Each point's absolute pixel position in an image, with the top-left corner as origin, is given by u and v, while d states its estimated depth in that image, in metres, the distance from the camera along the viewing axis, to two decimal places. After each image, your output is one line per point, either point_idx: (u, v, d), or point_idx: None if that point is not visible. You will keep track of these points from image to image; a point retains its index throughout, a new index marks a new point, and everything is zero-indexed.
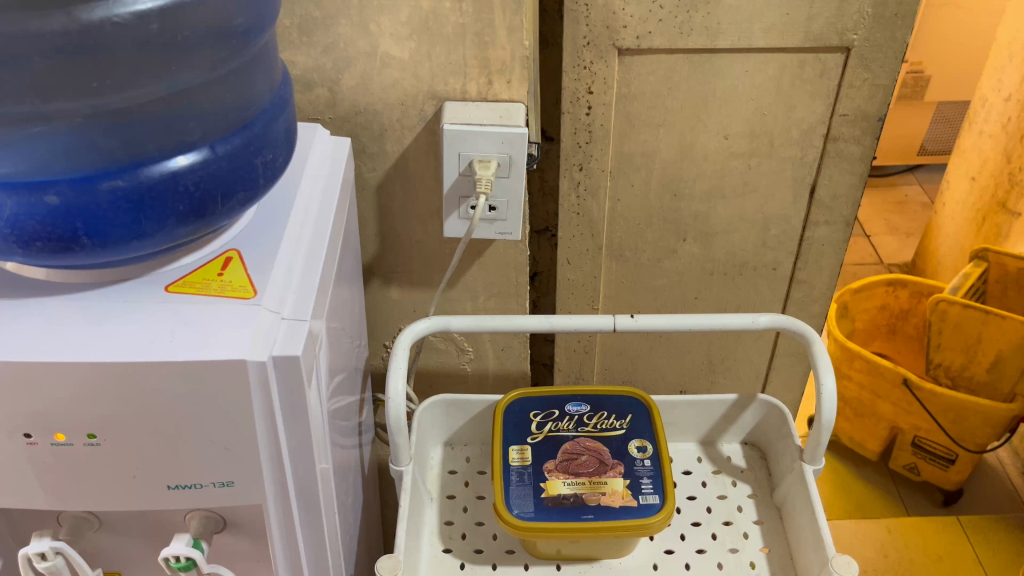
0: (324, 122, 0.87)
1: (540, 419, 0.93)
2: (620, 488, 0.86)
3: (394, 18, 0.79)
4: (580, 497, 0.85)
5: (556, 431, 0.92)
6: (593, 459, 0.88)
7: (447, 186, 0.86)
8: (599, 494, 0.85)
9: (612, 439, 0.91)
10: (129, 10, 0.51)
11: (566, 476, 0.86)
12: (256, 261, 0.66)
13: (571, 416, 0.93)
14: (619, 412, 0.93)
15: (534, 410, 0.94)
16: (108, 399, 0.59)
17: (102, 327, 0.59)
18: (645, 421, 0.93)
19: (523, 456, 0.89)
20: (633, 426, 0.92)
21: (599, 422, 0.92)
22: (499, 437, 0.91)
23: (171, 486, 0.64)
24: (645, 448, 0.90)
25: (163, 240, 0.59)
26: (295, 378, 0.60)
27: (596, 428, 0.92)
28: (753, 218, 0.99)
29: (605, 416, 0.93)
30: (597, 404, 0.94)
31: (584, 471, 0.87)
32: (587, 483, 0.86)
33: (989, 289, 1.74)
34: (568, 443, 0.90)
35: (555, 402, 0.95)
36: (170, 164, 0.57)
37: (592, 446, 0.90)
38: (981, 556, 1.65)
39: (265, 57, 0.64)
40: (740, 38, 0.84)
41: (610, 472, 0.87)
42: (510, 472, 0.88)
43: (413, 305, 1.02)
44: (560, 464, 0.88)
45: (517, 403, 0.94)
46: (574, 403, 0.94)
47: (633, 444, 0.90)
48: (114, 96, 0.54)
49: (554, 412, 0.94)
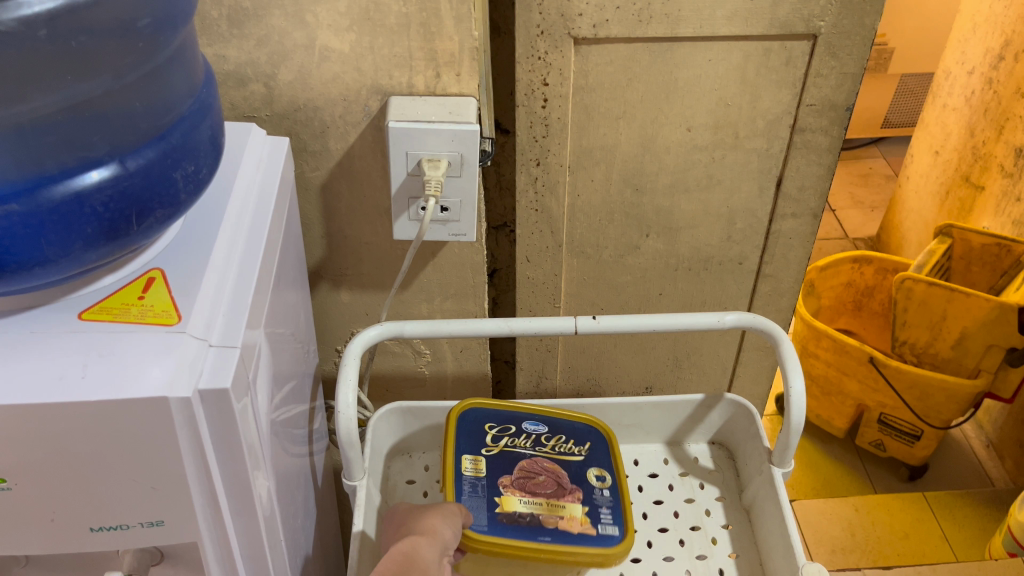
0: (260, 119, 0.81)
1: (495, 432, 0.88)
2: (579, 514, 0.82)
3: (332, 8, 0.73)
4: (536, 517, 0.81)
5: (511, 447, 0.87)
6: (551, 480, 0.85)
7: (396, 186, 0.81)
8: (557, 518, 0.81)
9: (570, 466, 0.87)
10: (13, 16, 0.45)
11: (521, 494, 0.83)
12: (182, 281, 0.60)
13: (528, 434, 0.89)
14: (578, 437, 0.90)
15: (489, 422, 0.89)
16: (15, 441, 0.53)
17: (5, 364, 0.53)
18: (604, 450, 0.90)
19: (476, 468, 0.85)
20: (592, 454, 0.89)
21: (558, 445, 0.89)
22: (451, 449, 0.86)
23: (94, 528, 0.59)
24: (604, 478, 0.87)
25: (71, 265, 0.54)
26: (225, 411, 0.55)
27: (553, 451, 0.88)
28: (718, 211, 0.95)
29: (564, 440, 0.90)
30: (556, 428, 0.91)
31: (542, 492, 0.83)
32: (544, 504, 0.82)
33: (953, 265, 1.73)
34: (524, 460, 0.86)
35: (513, 418, 0.90)
36: (75, 183, 0.51)
37: (550, 468, 0.86)
38: (947, 531, 1.66)
39: (183, 58, 0.58)
40: (702, 25, 0.80)
41: (569, 497, 0.84)
42: (462, 482, 0.83)
43: (364, 308, 0.97)
44: (516, 481, 0.84)
45: (471, 413, 0.89)
46: (532, 423, 0.90)
47: (592, 472, 0.87)
48: (2, 112, 0.47)
49: (510, 428, 0.89)
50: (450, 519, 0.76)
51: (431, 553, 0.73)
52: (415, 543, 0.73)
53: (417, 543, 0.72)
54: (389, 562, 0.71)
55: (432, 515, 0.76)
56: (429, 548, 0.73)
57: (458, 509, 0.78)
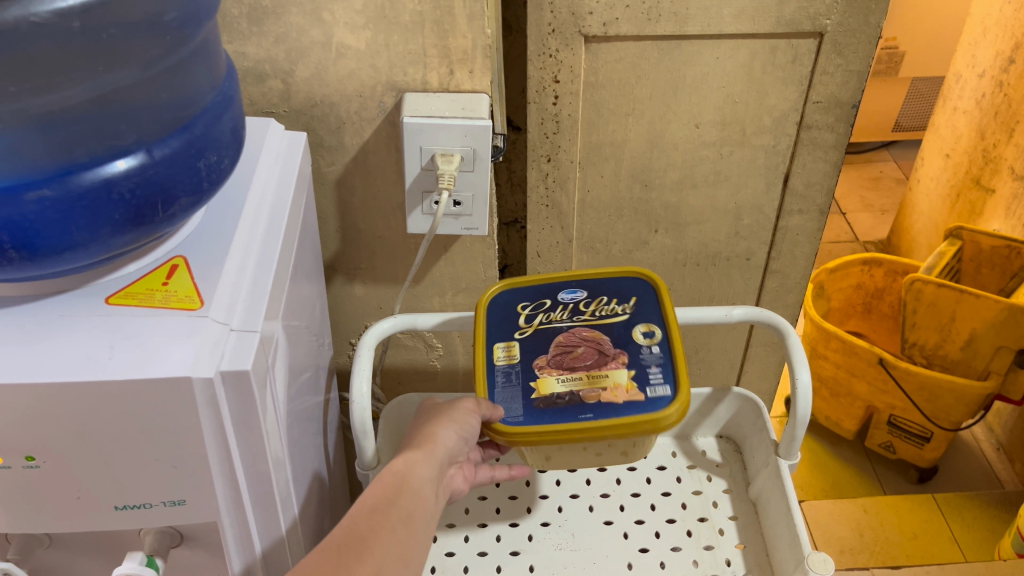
0: (278, 115, 0.83)
1: (529, 311, 0.79)
2: (624, 380, 0.72)
3: (348, 6, 0.75)
4: (576, 395, 0.72)
5: (547, 323, 0.78)
6: (592, 351, 0.75)
7: (410, 181, 0.83)
8: (599, 390, 0.72)
9: (614, 327, 0.77)
10: (48, 8, 0.47)
11: (559, 372, 0.73)
12: (204, 268, 0.62)
13: (564, 305, 0.79)
14: (620, 296, 0.79)
15: (522, 303, 0.80)
16: (45, 419, 0.55)
17: (36, 345, 0.56)
18: (652, 305, 0.78)
19: (509, 354, 0.76)
20: (637, 309, 0.78)
21: (599, 308, 0.78)
22: (480, 334, 0.77)
23: (118, 507, 0.61)
24: (652, 333, 0.76)
25: (99, 250, 0.56)
26: (245, 392, 0.57)
27: (595, 314, 0.78)
28: (725, 208, 0.97)
29: (604, 302, 0.79)
30: (595, 290, 0.80)
31: (581, 365, 0.74)
32: (585, 378, 0.73)
33: (963, 266, 1.73)
34: (562, 334, 0.76)
35: (547, 291, 0.81)
36: (104, 170, 0.54)
37: (590, 336, 0.76)
38: (957, 532, 1.66)
39: (207, 52, 0.61)
40: (710, 24, 0.81)
41: (611, 364, 0.73)
42: (495, 371, 0.75)
43: (378, 301, 1.00)
44: (553, 360, 0.75)
45: (502, 293, 0.81)
46: (568, 291, 0.80)
47: (638, 330, 0.76)
48: (34, 100, 0.49)
49: (545, 304, 0.80)
50: (456, 424, 0.70)
51: (425, 473, 0.66)
52: (414, 456, 0.67)
53: (413, 461, 0.67)
54: (378, 486, 0.64)
55: (439, 422, 0.70)
56: (425, 466, 0.67)
57: (468, 406, 0.71)
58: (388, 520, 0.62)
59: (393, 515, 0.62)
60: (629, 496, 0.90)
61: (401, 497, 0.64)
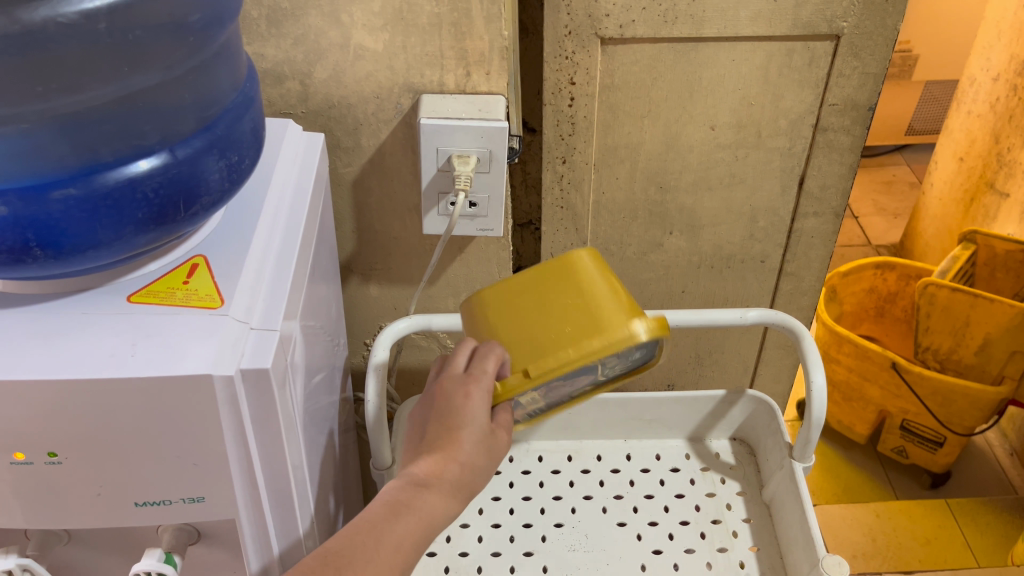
0: (296, 116, 0.84)
1: (605, 366, 0.69)
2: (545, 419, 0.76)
3: (367, 8, 0.75)
4: (526, 416, 0.75)
5: (591, 383, 0.70)
6: (568, 399, 0.73)
7: (426, 182, 0.83)
8: (536, 420, 0.75)
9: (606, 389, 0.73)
10: (75, 10, 0.48)
11: (545, 413, 0.74)
12: (224, 268, 0.63)
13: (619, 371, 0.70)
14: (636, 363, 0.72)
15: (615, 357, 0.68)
16: (68, 416, 0.56)
17: (59, 343, 0.56)
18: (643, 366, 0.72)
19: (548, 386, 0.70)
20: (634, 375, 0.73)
21: (612, 375, 0.71)
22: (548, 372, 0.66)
23: (138, 503, 0.62)
24: (580, 378, 0.74)
25: (122, 249, 0.57)
26: (265, 391, 0.58)
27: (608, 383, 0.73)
28: (740, 210, 0.97)
29: (620, 367, 0.71)
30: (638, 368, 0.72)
31: (552, 407, 0.74)
32: (541, 411, 0.74)
33: (977, 271, 1.72)
34: (579, 398, 0.72)
35: (623, 369, 0.70)
36: (128, 170, 0.54)
37: (583, 399, 0.73)
38: (970, 538, 1.65)
39: (229, 53, 0.61)
40: (726, 26, 0.82)
41: (559, 406, 0.75)
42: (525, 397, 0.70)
43: (393, 302, 1.00)
44: (555, 406, 0.73)
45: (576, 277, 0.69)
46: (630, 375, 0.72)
47: (585, 383, 0.74)
48: (61, 100, 0.50)
49: (619, 365, 0.69)
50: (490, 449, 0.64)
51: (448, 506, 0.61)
52: (443, 481, 0.61)
53: (445, 492, 0.61)
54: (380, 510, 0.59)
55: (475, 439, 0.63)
56: (439, 493, 0.60)
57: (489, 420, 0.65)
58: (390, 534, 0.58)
59: (401, 547, 0.58)
60: (643, 497, 0.90)
61: (410, 520, 0.59)
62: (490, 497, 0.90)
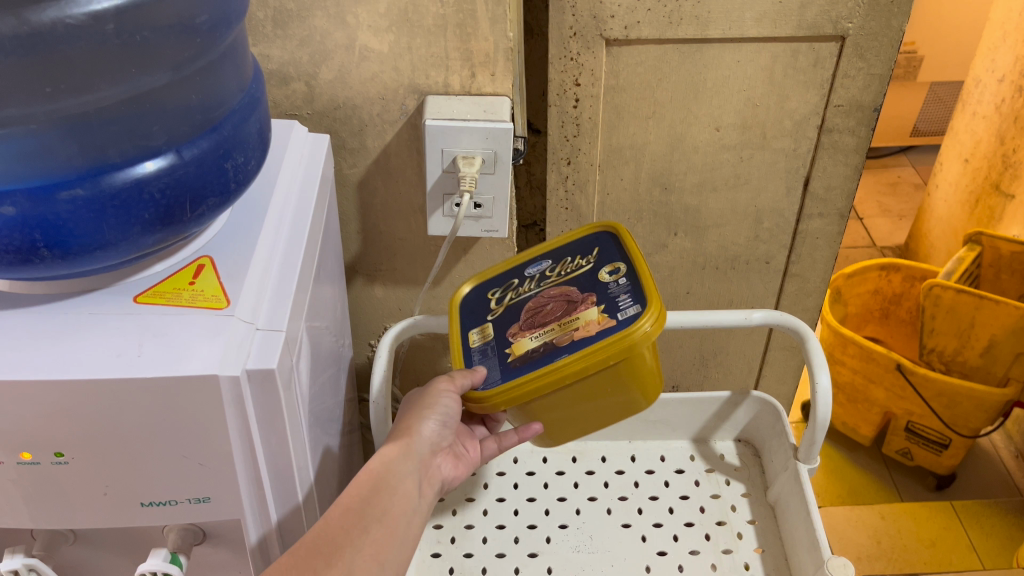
0: (301, 117, 0.84)
1: (498, 294, 0.79)
2: (595, 316, 0.71)
3: (372, 10, 0.76)
4: (550, 343, 0.71)
5: (517, 298, 0.78)
6: (561, 303, 0.74)
7: (431, 183, 0.83)
8: (572, 332, 0.71)
9: (579, 278, 0.76)
10: (83, 11, 0.48)
11: (532, 332, 0.73)
12: (229, 268, 0.63)
13: (532, 277, 0.79)
14: (581, 250, 0.78)
15: (492, 289, 0.80)
16: (74, 416, 0.56)
17: (66, 343, 0.57)
18: (612, 248, 0.77)
19: (482, 335, 0.76)
20: (600, 257, 0.77)
21: (565, 268, 0.77)
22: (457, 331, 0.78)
23: (144, 503, 0.62)
24: (617, 269, 0.74)
25: (129, 249, 0.57)
26: (271, 391, 0.58)
27: (562, 276, 0.77)
28: (745, 211, 0.97)
29: (569, 261, 0.78)
30: (558, 255, 0.79)
31: (551, 318, 0.73)
32: (557, 327, 0.72)
33: (983, 272, 1.72)
34: (532, 301, 0.76)
35: (514, 271, 0.81)
36: (136, 170, 0.55)
37: (559, 291, 0.75)
38: (975, 540, 1.64)
39: (235, 54, 0.62)
40: (731, 27, 0.82)
41: (581, 307, 0.72)
42: (471, 353, 0.76)
43: (398, 303, 1.01)
44: (525, 323, 0.74)
45: (472, 291, 0.81)
46: (533, 264, 0.80)
47: (604, 272, 0.75)
48: (69, 101, 0.51)
49: (513, 282, 0.80)
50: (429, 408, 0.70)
51: (402, 466, 0.66)
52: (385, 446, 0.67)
53: (387, 454, 0.66)
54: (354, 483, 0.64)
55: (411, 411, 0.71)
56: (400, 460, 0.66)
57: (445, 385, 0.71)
58: (364, 523, 0.61)
59: (369, 514, 0.62)
60: (647, 499, 0.89)
61: (378, 496, 0.63)
62: (495, 498, 0.90)
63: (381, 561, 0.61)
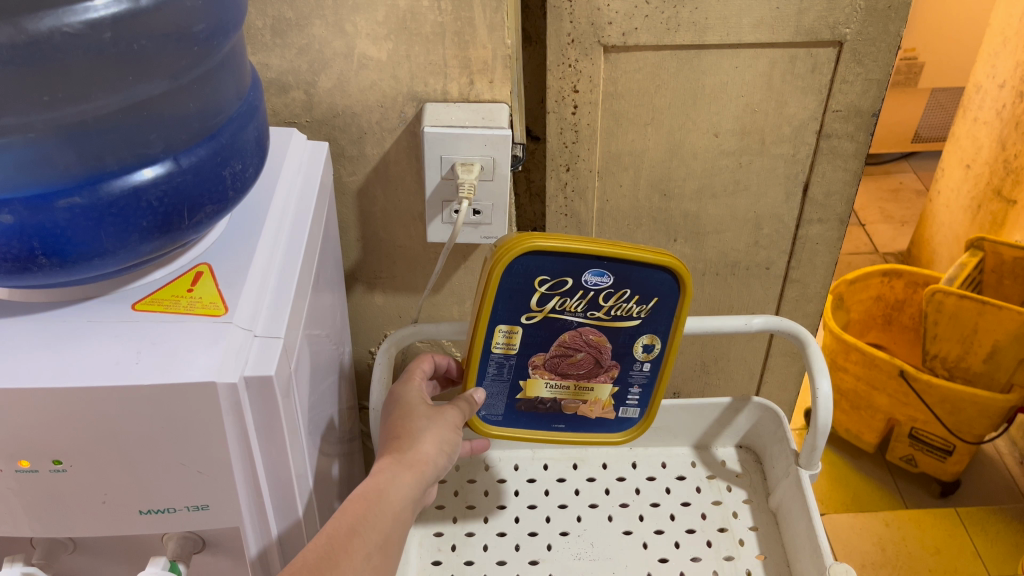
0: (301, 125, 0.84)
1: (545, 290, 0.68)
2: (604, 398, 0.78)
3: (371, 17, 0.76)
4: (556, 403, 0.78)
5: (559, 312, 0.70)
6: (588, 359, 0.74)
7: (430, 191, 0.83)
8: (578, 403, 0.78)
9: (619, 335, 0.73)
10: (80, 19, 0.49)
11: (550, 377, 0.75)
12: (227, 276, 0.63)
13: (585, 291, 0.69)
14: (643, 294, 0.70)
15: (543, 274, 0.68)
16: (72, 424, 0.56)
17: (64, 351, 0.57)
18: (671, 307, 0.71)
19: (507, 343, 0.72)
20: (653, 316, 0.72)
21: (617, 308, 0.70)
22: (487, 312, 0.69)
23: (142, 511, 0.62)
24: (652, 348, 0.74)
25: (127, 257, 0.57)
26: (268, 398, 0.58)
27: (609, 316, 0.71)
28: (745, 217, 0.97)
29: (626, 298, 0.70)
30: (625, 280, 0.68)
31: (573, 373, 0.75)
32: (570, 388, 0.77)
33: (985, 278, 1.71)
34: (568, 334, 0.72)
35: (572, 266, 0.67)
36: (133, 178, 0.55)
37: (595, 343, 0.73)
38: (980, 547, 1.63)
39: (232, 63, 0.62)
40: (729, 33, 0.82)
41: (601, 377, 0.76)
42: (489, 362, 0.74)
43: (398, 310, 1.01)
44: (549, 361, 0.74)
45: (520, 263, 0.67)
46: (595, 272, 0.68)
47: (641, 341, 0.73)
48: (67, 109, 0.51)
49: (566, 282, 0.68)
50: (443, 439, 0.69)
51: (408, 492, 0.65)
52: (393, 467, 0.65)
53: (396, 476, 0.65)
54: (358, 504, 0.62)
55: (425, 431, 0.68)
56: (410, 486, 0.65)
57: (458, 420, 0.71)
58: (363, 544, 0.61)
59: (366, 531, 0.61)
60: (648, 505, 0.89)
61: (374, 505, 0.63)
62: (494, 505, 0.90)
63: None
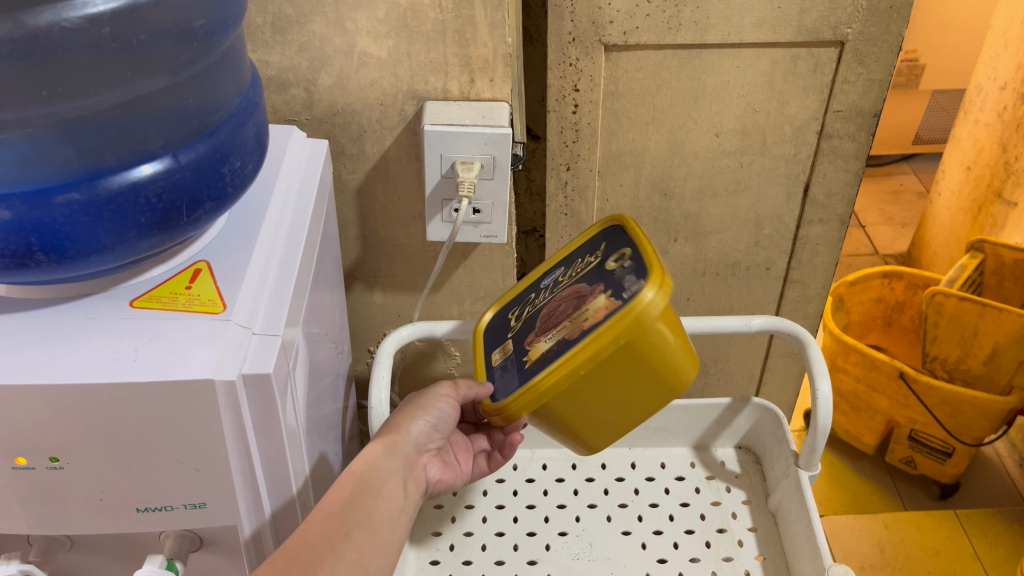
0: (301, 123, 0.84)
1: (516, 312, 0.78)
2: (604, 302, 0.66)
3: (371, 15, 0.76)
4: (560, 342, 0.67)
5: (532, 311, 0.76)
6: (573, 298, 0.70)
7: (430, 189, 0.83)
8: (580, 323, 0.66)
9: (589, 274, 0.72)
10: (78, 14, 0.48)
11: (546, 335, 0.69)
12: (226, 273, 0.63)
13: (546, 288, 0.77)
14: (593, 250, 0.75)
15: (511, 310, 0.79)
16: (70, 422, 0.56)
17: (62, 347, 0.56)
18: (620, 237, 0.73)
19: (503, 351, 0.75)
20: (609, 249, 0.73)
21: (575, 271, 0.75)
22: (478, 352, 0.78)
23: (140, 509, 0.61)
24: (624, 255, 0.70)
25: (126, 254, 0.57)
26: (266, 396, 0.58)
27: (572, 278, 0.74)
28: (745, 217, 0.97)
29: (580, 263, 0.75)
30: (571, 260, 0.77)
31: (564, 315, 0.69)
32: (569, 322, 0.68)
33: (985, 280, 1.71)
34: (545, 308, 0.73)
35: (531, 286, 0.79)
36: (132, 174, 0.55)
37: (571, 290, 0.71)
38: (979, 550, 1.62)
39: (232, 60, 0.62)
40: (730, 33, 0.81)
41: (591, 296, 0.68)
42: (495, 368, 0.74)
43: (397, 309, 1.01)
44: (540, 329, 0.71)
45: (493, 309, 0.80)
46: (549, 277, 0.78)
47: (610, 262, 0.70)
48: (66, 105, 0.51)
49: (530, 298, 0.78)
50: (418, 416, 0.73)
51: (385, 468, 0.69)
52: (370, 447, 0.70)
53: (371, 454, 0.69)
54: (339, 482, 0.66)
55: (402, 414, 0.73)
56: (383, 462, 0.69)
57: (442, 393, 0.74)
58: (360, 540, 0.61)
59: None
60: (647, 506, 0.89)
61: None
62: (494, 505, 0.90)
63: (364, 566, 0.63)
